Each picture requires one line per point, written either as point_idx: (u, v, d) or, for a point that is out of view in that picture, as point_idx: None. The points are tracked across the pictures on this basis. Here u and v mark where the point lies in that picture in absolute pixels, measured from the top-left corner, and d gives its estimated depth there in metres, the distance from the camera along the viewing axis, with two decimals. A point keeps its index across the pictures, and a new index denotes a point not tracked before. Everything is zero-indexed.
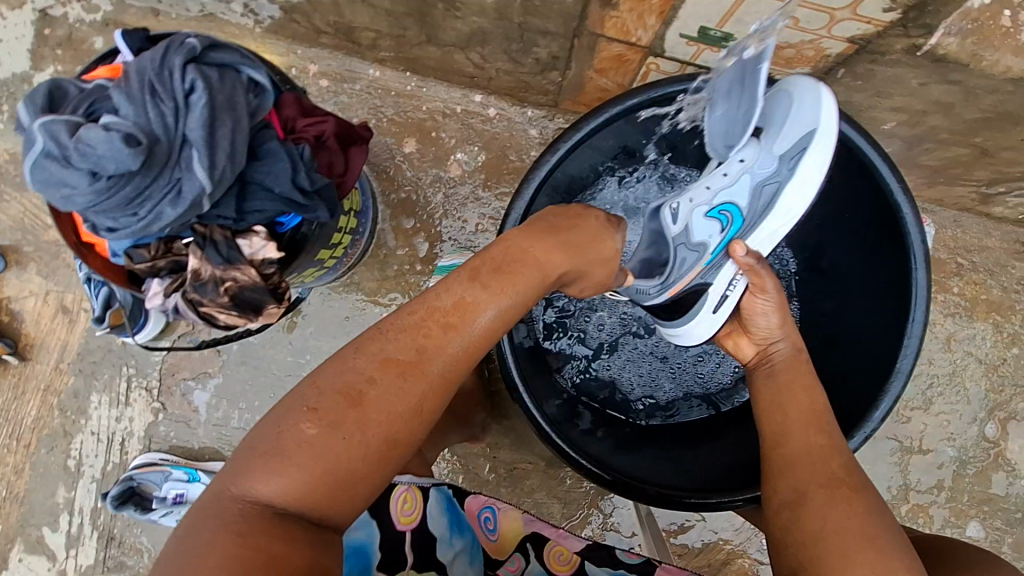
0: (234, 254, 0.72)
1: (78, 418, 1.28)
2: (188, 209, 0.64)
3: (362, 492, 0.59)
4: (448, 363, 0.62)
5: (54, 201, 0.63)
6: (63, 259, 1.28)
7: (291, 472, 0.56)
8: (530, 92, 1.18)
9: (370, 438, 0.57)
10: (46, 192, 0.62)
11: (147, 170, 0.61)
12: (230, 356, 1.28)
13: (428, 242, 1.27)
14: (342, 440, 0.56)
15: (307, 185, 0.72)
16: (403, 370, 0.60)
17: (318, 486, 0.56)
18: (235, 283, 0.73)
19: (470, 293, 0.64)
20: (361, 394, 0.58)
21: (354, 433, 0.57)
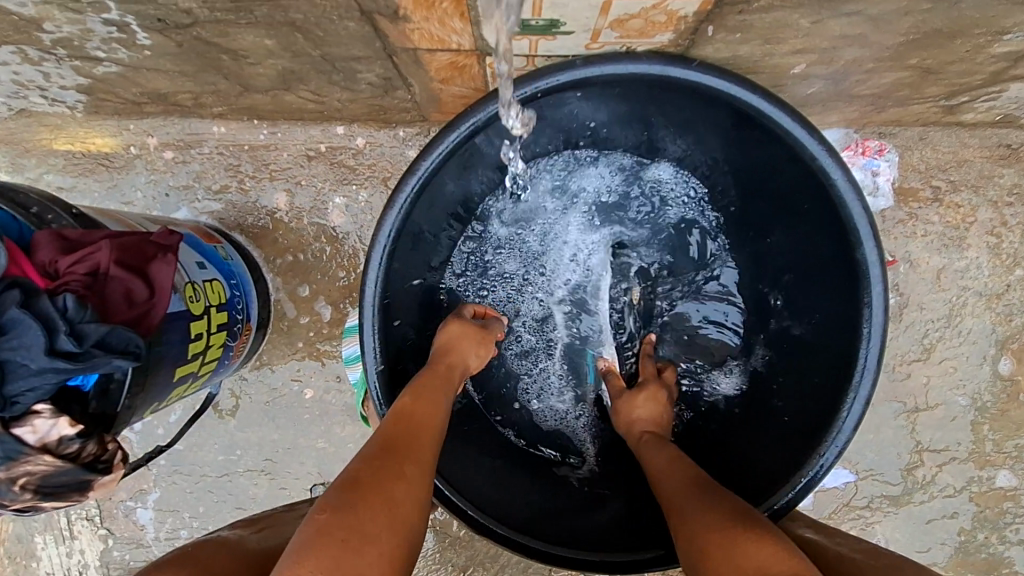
0: (17, 447, 0.61)
1: (28, 562, 1.22)
2: None
3: (388, 562, 0.57)
4: (417, 443, 0.69)
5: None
6: None
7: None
8: (389, 112, 1.00)
9: (377, 530, 0.58)
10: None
11: None
12: (159, 467, 1.19)
13: (330, 303, 1.13)
14: (350, 514, 0.58)
15: (74, 347, 0.61)
16: (399, 450, 0.67)
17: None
18: (32, 473, 0.63)
19: (416, 400, 0.74)
20: (367, 489, 0.61)
21: (361, 513, 0.58)
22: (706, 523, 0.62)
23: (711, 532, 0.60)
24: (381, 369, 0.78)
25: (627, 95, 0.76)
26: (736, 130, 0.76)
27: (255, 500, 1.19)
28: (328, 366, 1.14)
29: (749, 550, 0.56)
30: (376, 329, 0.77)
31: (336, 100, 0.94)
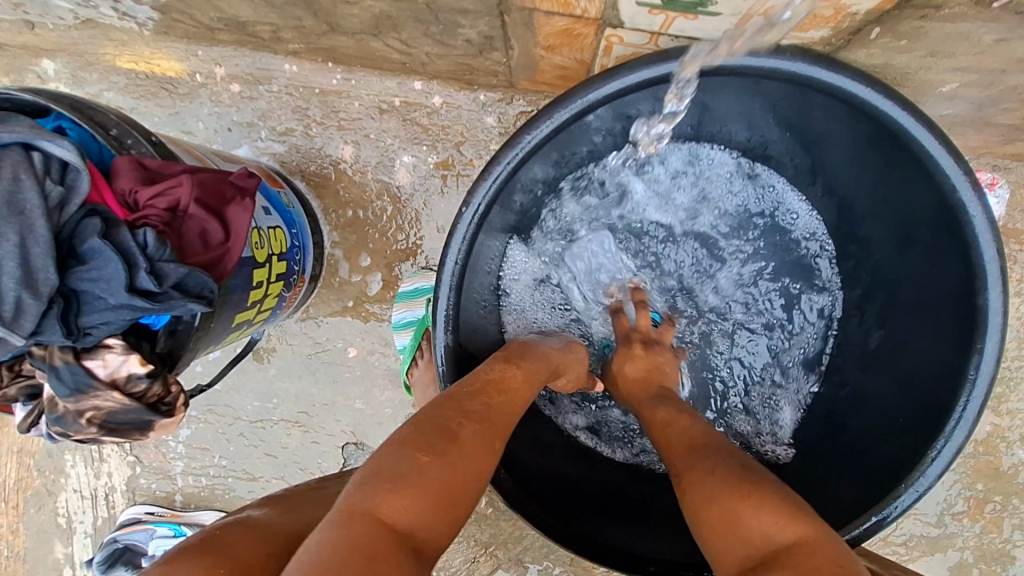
0: (82, 380, 0.58)
1: (58, 478, 1.24)
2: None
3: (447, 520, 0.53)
4: (490, 410, 0.63)
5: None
6: None
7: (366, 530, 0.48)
8: (475, 73, 0.95)
9: (428, 484, 0.53)
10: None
11: None
12: (194, 405, 1.19)
13: (386, 263, 1.09)
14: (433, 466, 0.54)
15: (153, 287, 0.56)
16: (473, 419, 0.61)
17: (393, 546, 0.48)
18: (94, 412, 0.60)
19: (509, 371, 0.69)
20: (434, 441, 0.56)
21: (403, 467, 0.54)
22: (712, 489, 0.57)
23: (714, 501, 0.56)
24: (450, 343, 0.74)
25: (765, 90, 0.70)
26: (865, 138, 0.70)
27: (285, 450, 1.17)
28: (375, 327, 1.12)
29: (757, 516, 0.52)
30: (450, 301, 0.73)
31: (423, 52, 0.88)
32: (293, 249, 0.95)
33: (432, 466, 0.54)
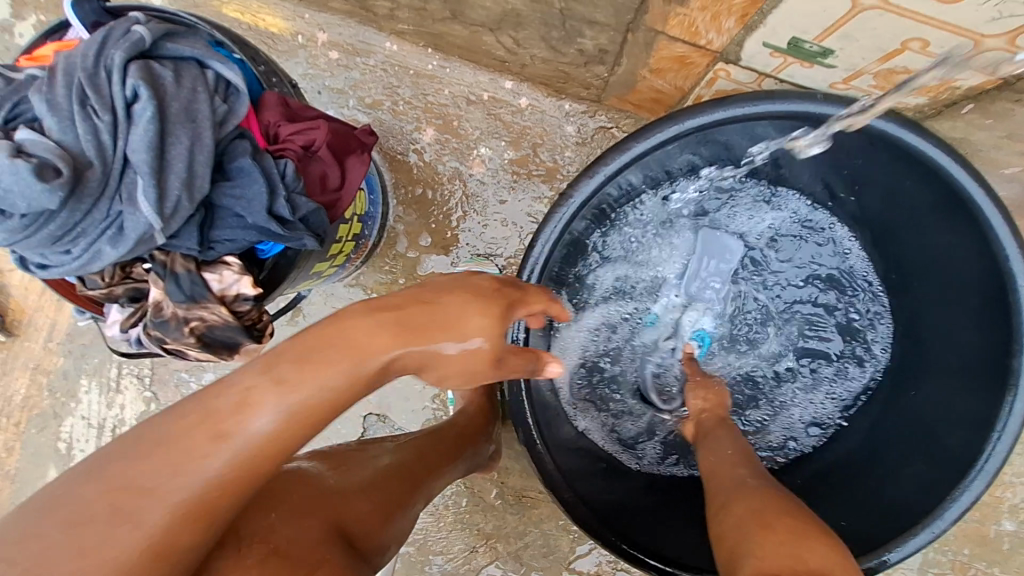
0: (197, 291, 0.60)
1: (69, 402, 1.23)
2: (127, 251, 0.51)
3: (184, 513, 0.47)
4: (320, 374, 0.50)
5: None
6: None
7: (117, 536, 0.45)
8: (569, 82, 1.00)
9: (173, 453, 0.46)
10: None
11: (91, 199, 0.49)
12: None
13: (442, 245, 1.13)
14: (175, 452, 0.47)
15: (287, 214, 0.60)
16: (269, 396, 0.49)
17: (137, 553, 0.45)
18: (197, 324, 0.62)
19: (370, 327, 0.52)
20: (209, 414, 0.48)
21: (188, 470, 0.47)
22: (751, 512, 0.58)
23: (768, 523, 0.56)
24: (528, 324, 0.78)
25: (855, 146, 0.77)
26: (932, 206, 0.77)
27: None
28: None
29: (807, 544, 0.53)
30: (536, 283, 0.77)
31: (531, 52, 0.93)
32: (368, 213, 0.99)
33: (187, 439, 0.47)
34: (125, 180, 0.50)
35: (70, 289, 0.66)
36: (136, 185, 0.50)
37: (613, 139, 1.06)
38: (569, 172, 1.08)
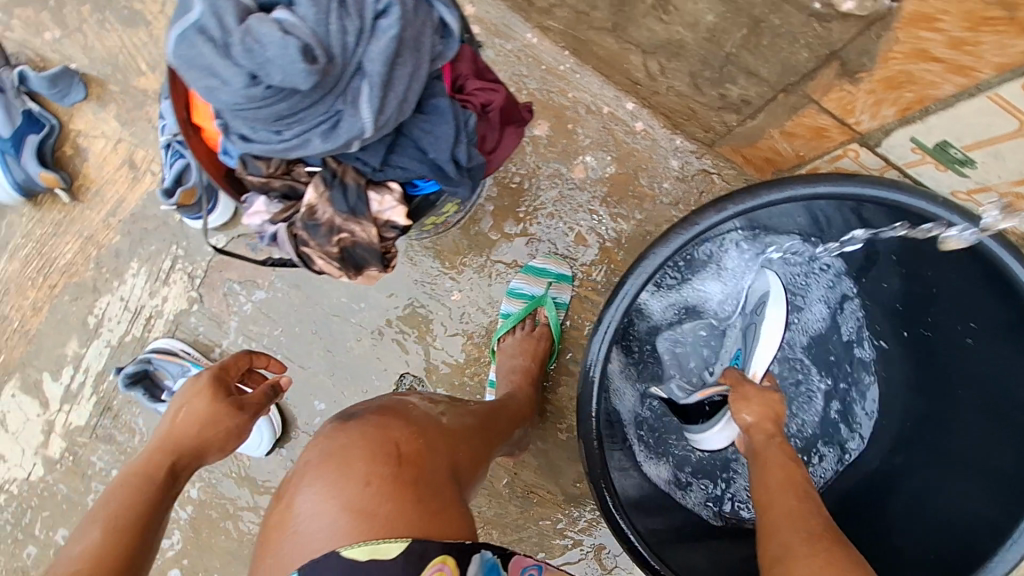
0: (359, 206, 0.63)
1: (111, 279, 1.22)
2: (335, 146, 0.54)
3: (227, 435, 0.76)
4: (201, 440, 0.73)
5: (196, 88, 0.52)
6: (144, 111, 1.19)
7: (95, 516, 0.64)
8: (691, 120, 1.06)
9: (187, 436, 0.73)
10: (190, 76, 0.51)
11: (319, 92, 0.52)
12: (284, 274, 1.21)
13: (522, 235, 1.17)
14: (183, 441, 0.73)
15: (461, 159, 0.63)
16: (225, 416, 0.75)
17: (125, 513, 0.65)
18: (346, 236, 0.65)
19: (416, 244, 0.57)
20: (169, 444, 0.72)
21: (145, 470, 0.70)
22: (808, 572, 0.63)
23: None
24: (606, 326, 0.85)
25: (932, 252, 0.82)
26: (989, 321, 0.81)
27: (350, 352, 1.22)
28: (488, 285, 1.18)
29: None
30: (622, 293, 0.84)
31: (673, 83, 0.98)
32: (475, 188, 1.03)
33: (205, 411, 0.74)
34: (351, 85, 0.53)
35: (226, 173, 0.72)
36: (364, 89, 0.52)
37: (712, 184, 1.12)
38: (662, 202, 1.14)
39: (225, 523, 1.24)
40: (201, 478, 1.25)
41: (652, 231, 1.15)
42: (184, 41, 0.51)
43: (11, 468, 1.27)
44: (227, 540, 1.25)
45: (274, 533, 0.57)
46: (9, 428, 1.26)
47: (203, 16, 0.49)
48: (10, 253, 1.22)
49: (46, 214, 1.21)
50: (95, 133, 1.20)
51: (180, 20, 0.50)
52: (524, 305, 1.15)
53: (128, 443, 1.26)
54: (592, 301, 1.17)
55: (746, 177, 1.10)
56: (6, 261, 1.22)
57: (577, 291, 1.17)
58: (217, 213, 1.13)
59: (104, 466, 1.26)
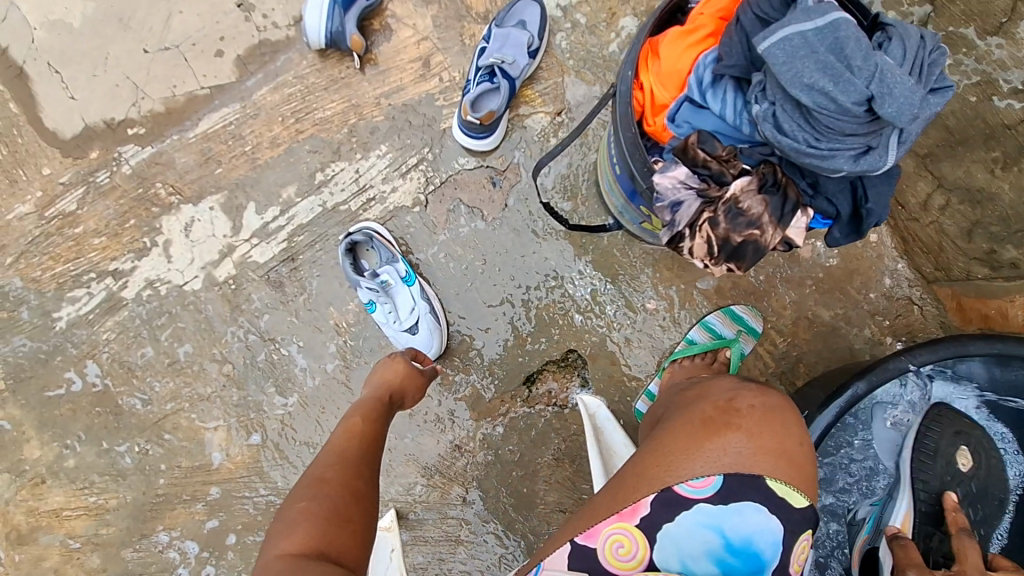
0: (786, 217, 0.72)
1: (356, 150, 1.25)
2: (851, 171, 0.62)
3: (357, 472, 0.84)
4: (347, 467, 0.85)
5: (779, 78, 0.60)
6: (461, 25, 1.25)
7: (325, 478, 0.82)
8: (928, 254, 1.18)
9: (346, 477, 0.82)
10: (786, 67, 0.60)
11: (877, 126, 0.60)
12: (511, 217, 1.26)
13: (733, 281, 1.25)
14: (353, 469, 0.85)
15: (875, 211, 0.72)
16: (345, 465, 0.85)
17: (351, 485, 0.81)
18: (756, 234, 0.72)
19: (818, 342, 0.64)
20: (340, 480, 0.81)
21: (347, 453, 0.88)
22: None
23: None
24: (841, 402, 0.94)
25: None
26: None
27: (533, 309, 1.27)
28: (683, 309, 1.26)
29: None
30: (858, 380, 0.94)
31: (945, 221, 1.10)
32: None
33: (347, 461, 0.85)
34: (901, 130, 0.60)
35: (652, 132, 0.82)
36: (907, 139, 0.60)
37: (911, 312, 1.24)
38: (864, 307, 1.25)
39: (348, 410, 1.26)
40: (342, 360, 1.26)
41: (842, 327, 1.25)
42: (802, 38, 0.59)
43: (169, 270, 1.27)
44: None
45: (662, 454, 0.65)
46: (189, 235, 1.26)
47: (836, 29, 0.58)
48: (276, 85, 1.25)
49: (327, 68, 1.25)
50: (408, 22, 1.25)
51: (810, 22, 0.59)
52: (711, 340, 1.22)
53: (292, 299, 1.26)
54: (765, 361, 1.26)
55: (943, 319, 1.22)
56: (268, 89, 1.25)
57: (758, 348, 1.25)
58: (490, 141, 1.21)
59: (259, 308, 1.26)
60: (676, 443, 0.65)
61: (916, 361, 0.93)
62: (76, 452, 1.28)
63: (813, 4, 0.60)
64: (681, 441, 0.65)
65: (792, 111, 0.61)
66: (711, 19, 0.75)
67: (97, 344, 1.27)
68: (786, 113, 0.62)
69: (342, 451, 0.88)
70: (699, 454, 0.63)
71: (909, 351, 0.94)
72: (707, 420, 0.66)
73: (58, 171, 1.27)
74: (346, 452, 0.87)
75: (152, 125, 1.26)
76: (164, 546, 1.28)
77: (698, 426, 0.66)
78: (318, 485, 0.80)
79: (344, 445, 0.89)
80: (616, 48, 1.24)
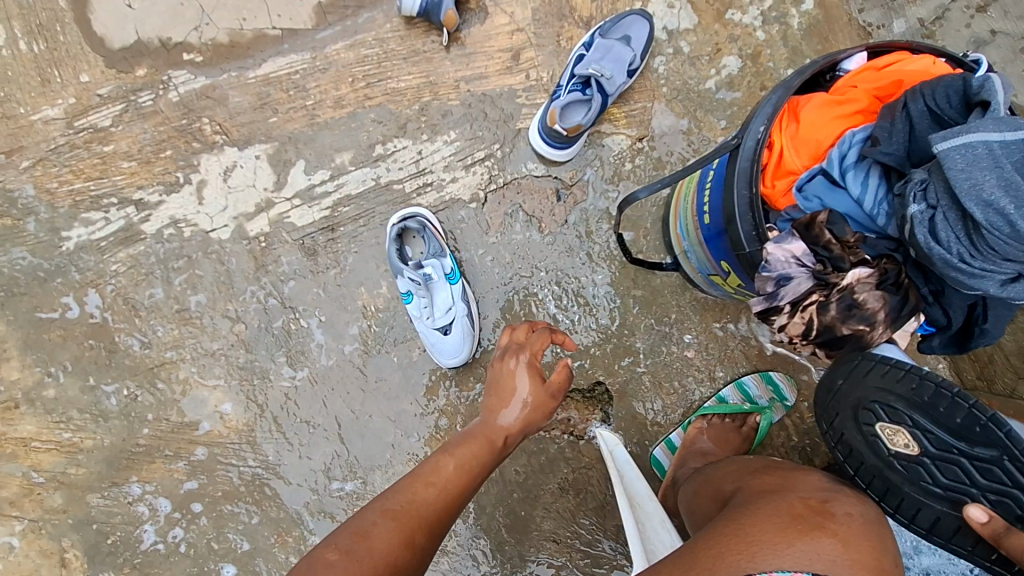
0: (900, 319, 0.69)
1: (424, 130, 1.18)
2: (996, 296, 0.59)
3: (405, 536, 0.76)
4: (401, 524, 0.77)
5: (953, 183, 0.56)
6: (561, 24, 1.19)
7: (374, 532, 0.75)
8: (974, 362, 1.19)
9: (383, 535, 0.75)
10: (964, 175, 0.56)
11: None
12: (567, 234, 1.20)
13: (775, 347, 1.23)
14: (400, 531, 0.76)
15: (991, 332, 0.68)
16: (388, 519, 0.77)
17: (395, 551, 0.74)
18: (864, 330, 0.69)
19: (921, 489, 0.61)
20: (369, 536, 0.74)
21: (417, 504, 0.80)
22: None
23: None
24: None
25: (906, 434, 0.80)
26: None
27: (570, 333, 1.22)
28: (719, 365, 1.22)
29: None
30: None
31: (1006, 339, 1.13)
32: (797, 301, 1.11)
33: (400, 524, 0.77)
34: None
35: (765, 194, 0.77)
36: None
37: None
38: None
39: (358, 397, 1.20)
40: (362, 344, 1.20)
41: None
42: (988, 149, 0.56)
43: (197, 212, 1.18)
44: (347, 412, 1.20)
45: (740, 539, 0.59)
46: (227, 180, 1.17)
47: None
48: (353, 42, 1.17)
49: (410, 37, 1.18)
50: (505, 8, 1.19)
51: (1001, 135, 0.55)
52: (743, 403, 1.18)
53: (323, 270, 1.19)
54: (789, 432, 1.23)
55: None
56: (343, 45, 1.17)
57: (785, 418, 1.23)
58: (567, 153, 1.15)
59: (287, 272, 1.19)
60: (761, 530, 0.59)
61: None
62: (58, 383, 1.19)
63: (1004, 115, 0.57)
64: (768, 531, 0.59)
65: (954, 221, 0.57)
66: (866, 94, 0.71)
67: (104, 274, 1.18)
68: (946, 221, 0.58)
69: (396, 505, 0.79)
70: (790, 550, 0.57)
71: None
72: (797, 516, 0.61)
73: (97, 80, 1.16)
74: (404, 507, 0.79)
75: (211, 55, 1.17)
76: (134, 498, 1.19)
77: (787, 520, 0.61)
78: (364, 539, 0.74)
79: (407, 502, 0.80)
80: (713, 85, 1.19)
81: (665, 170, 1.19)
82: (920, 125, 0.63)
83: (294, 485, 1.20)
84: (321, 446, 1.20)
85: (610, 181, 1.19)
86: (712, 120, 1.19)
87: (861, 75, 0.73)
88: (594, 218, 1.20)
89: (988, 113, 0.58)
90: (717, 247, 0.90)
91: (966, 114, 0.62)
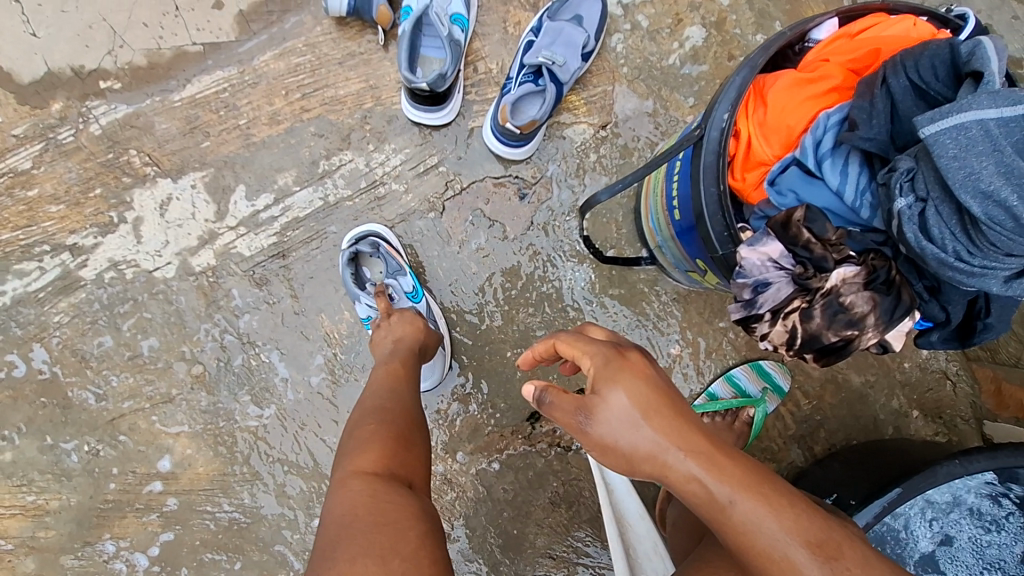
0: (893, 321, 0.61)
1: (369, 140, 1.09)
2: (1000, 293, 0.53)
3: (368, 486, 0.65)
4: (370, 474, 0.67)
5: (945, 175, 0.50)
6: (506, 9, 1.09)
7: (384, 507, 0.60)
8: None
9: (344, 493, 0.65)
10: (958, 165, 0.49)
11: None
12: (533, 237, 1.12)
13: None
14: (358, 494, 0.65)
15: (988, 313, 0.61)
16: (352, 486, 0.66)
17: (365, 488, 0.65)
18: (854, 335, 0.61)
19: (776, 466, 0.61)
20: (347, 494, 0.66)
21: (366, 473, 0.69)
22: None
23: None
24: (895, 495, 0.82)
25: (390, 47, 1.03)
26: None
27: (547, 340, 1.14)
28: (707, 359, 1.15)
29: None
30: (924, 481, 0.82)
31: None
32: None
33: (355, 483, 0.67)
34: None
35: (735, 187, 0.70)
36: None
37: (943, 387, 1.16)
38: (896, 377, 1.16)
39: (331, 429, 1.13)
40: (329, 374, 1.13)
41: (870, 395, 1.16)
42: (984, 130, 0.49)
43: (138, 252, 1.10)
44: (323, 446, 1.14)
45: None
46: (164, 215, 1.09)
47: None
48: (282, 51, 1.08)
49: (343, 39, 1.08)
50: None
51: (998, 111, 0.49)
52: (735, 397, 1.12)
53: (278, 301, 1.11)
54: (786, 421, 1.16)
55: (975, 399, 1.15)
56: (272, 55, 1.08)
57: (781, 408, 1.16)
58: (526, 150, 1.06)
59: (241, 306, 1.11)
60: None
61: (971, 469, 0.81)
62: (15, 445, 1.12)
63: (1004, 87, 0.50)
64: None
65: (949, 216, 0.51)
66: (840, 67, 0.64)
67: (47, 327, 1.11)
68: (939, 216, 0.52)
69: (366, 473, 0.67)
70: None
71: (967, 456, 0.82)
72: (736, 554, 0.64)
73: (11, 120, 1.07)
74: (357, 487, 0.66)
75: (130, 80, 1.07)
76: (110, 556, 1.13)
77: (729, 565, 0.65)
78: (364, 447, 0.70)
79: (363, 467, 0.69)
80: (677, 60, 1.10)
81: (633, 158, 1.10)
82: (902, 104, 0.56)
83: (275, 527, 1.14)
84: (300, 481, 1.14)
85: (574, 174, 1.11)
86: (679, 98, 1.10)
87: (834, 45, 0.66)
88: (561, 216, 1.11)
89: (980, 86, 0.52)
90: (689, 243, 0.82)
91: (955, 85, 0.55)
